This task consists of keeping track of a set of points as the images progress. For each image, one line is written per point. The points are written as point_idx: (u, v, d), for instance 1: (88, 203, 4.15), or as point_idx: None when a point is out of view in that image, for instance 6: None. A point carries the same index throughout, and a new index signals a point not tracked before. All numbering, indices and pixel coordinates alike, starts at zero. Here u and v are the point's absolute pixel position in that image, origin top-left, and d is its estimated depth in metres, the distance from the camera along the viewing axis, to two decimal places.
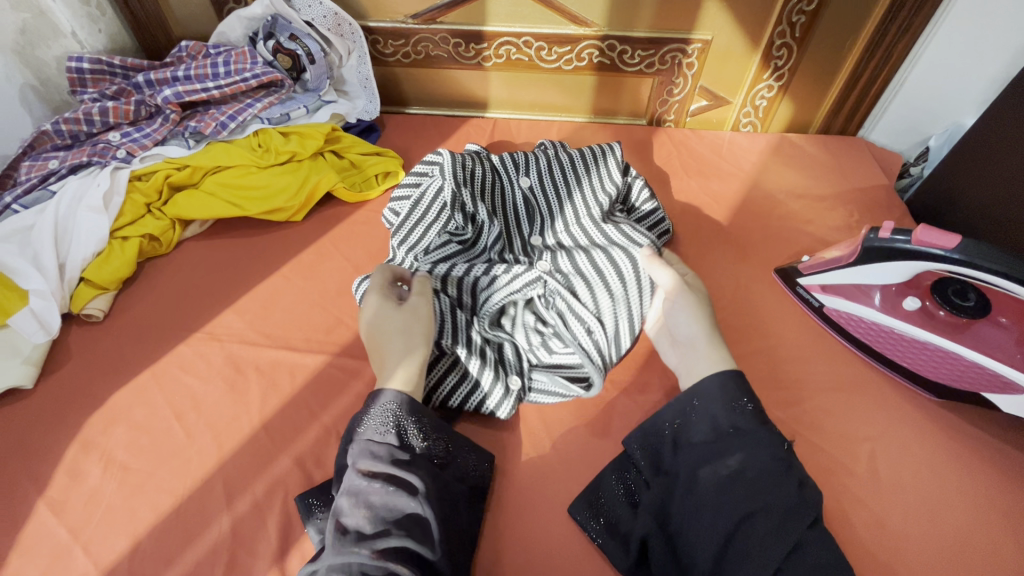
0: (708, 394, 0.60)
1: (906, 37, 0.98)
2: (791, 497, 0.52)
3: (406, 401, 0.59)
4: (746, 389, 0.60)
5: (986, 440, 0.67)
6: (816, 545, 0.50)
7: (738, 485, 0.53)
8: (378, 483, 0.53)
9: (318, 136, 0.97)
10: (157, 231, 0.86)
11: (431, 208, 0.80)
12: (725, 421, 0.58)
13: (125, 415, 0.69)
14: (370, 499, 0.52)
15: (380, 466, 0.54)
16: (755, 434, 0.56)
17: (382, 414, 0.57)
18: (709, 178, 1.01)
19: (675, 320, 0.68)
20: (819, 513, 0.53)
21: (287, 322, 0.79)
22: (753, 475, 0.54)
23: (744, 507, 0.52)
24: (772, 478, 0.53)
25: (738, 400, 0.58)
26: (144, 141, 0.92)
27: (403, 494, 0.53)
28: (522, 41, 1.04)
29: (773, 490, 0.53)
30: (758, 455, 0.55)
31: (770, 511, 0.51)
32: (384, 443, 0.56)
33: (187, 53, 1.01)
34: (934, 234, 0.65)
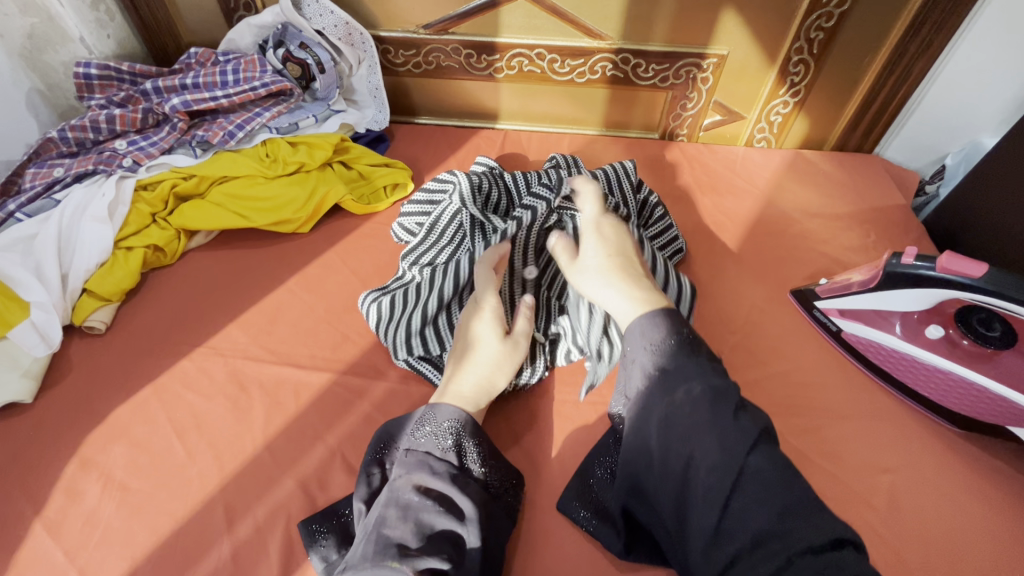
0: (630, 340, 0.52)
1: (924, 58, 0.97)
2: (726, 424, 0.44)
3: (469, 422, 0.58)
4: (675, 325, 0.52)
5: (1008, 473, 0.64)
6: (763, 468, 0.42)
7: (674, 425, 0.46)
8: (431, 502, 0.53)
9: (327, 147, 0.95)
10: (162, 242, 0.84)
11: (446, 233, 0.79)
12: (649, 363, 0.50)
13: (125, 433, 0.67)
14: (420, 515, 0.52)
15: (436, 483, 0.54)
16: (681, 367, 0.48)
17: (445, 430, 0.57)
18: (722, 195, 1.00)
19: (579, 276, 0.62)
20: (766, 429, 0.45)
21: (292, 338, 0.77)
22: (685, 410, 0.46)
23: (682, 452, 0.45)
24: (704, 413, 0.45)
25: (660, 338, 0.51)
26: (150, 149, 0.91)
27: (453, 517, 0.53)
28: (535, 53, 1.03)
29: (705, 421, 0.45)
30: (688, 386, 0.47)
31: (706, 451, 0.44)
32: (444, 460, 0.56)
33: (196, 60, 1.00)
34: (958, 261, 0.63)
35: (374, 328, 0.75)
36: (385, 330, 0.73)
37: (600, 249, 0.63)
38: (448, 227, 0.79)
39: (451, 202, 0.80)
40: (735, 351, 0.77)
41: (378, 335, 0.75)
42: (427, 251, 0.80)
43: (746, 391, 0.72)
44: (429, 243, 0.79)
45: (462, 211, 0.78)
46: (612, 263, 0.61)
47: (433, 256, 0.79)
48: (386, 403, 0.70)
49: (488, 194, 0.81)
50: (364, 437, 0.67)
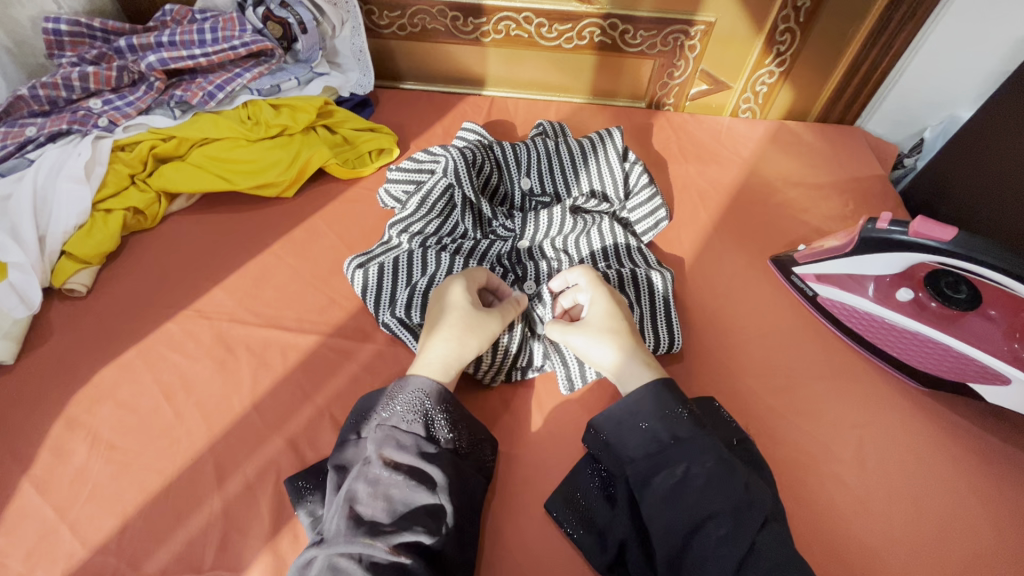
0: (646, 400, 0.58)
1: (907, 29, 0.98)
2: (738, 500, 0.51)
3: (440, 392, 0.59)
4: (681, 394, 0.59)
5: (968, 428, 0.68)
6: (772, 547, 0.49)
7: (686, 496, 0.52)
8: (401, 476, 0.54)
9: (310, 110, 0.93)
10: (142, 205, 0.83)
11: (435, 207, 0.80)
12: (666, 431, 0.56)
13: (111, 393, 0.67)
14: (390, 491, 0.53)
15: (405, 458, 0.55)
16: (695, 440, 0.55)
17: (412, 404, 0.58)
18: (707, 163, 1.01)
19: (583, 337, 0.64)
20: (772, 513, 0.51)
21: (278, 301, 0.77)
22: (700, 484, 0.53)
23: (694, 517, 0.51)
24: (717, 486, 0.52)
25: (670, 408, 0.57)
26: (127, 109, 0.88)
27: (424, 489, 0.54)
28: (522, 16, 1.01)
29: (721, 495, 0.52)
30: (702, 459, 0.54)
31: (720, 517, 0.51)
32: (411, 434, 0.56)
33: (171, 18, 0.97)
34: (931, 226, 0.65)
35: (361, 297, 0.75)
36: (374, 304, 0.73)
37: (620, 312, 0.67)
38: (438, 200, 0.81)
39: (441, 178, 0.81)
40: (717, 315, 0.79)
41: (366, 304, 0.74)
42: (414, 218, 0.80)
43: (723, 354, 0.75)
44: (418, 214, 0.80)
45: (455, 187, 0.80)
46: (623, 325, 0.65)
47: (421, 225, 0.80)
48: (373, 365, 0.71)
49: (479, 169, 0.83)
50: (353, 398, 0.68)
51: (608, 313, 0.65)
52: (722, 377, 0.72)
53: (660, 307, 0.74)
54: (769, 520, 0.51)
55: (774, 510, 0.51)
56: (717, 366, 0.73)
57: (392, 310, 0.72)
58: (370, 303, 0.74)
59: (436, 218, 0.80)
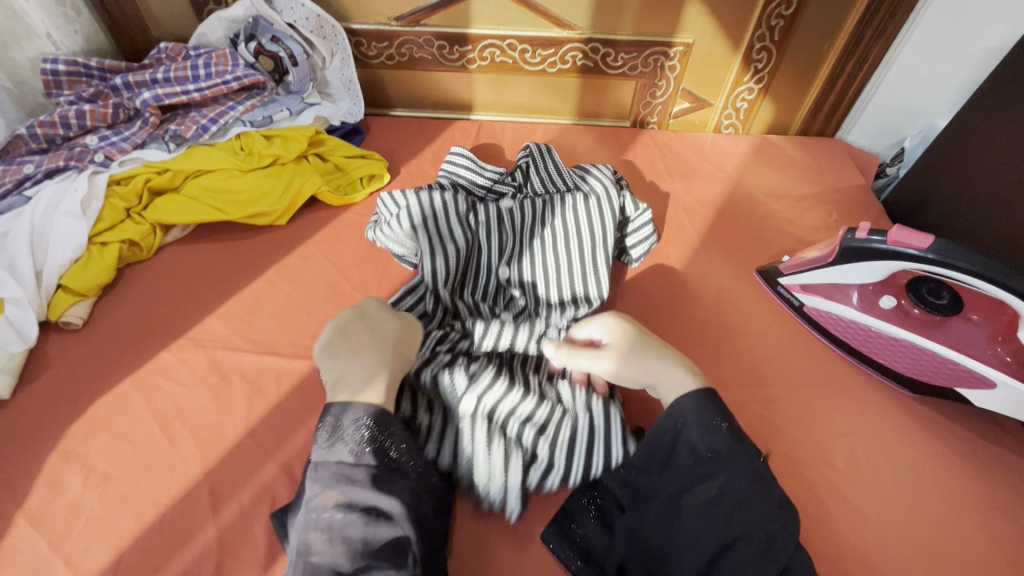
0: (686, 412, 0.55)
1: (881, 42, 1.00)
2: (772, 521, 0.51)
3: (379, 415, 0.55)
4: (726, 409, 0.56)
5: (957, 432, 0.69)
6: (804, 567, 0.50)
7: (719, 515, 0.51)
8: (355, 515, 0.50)
9: (301, 139, 0.96)
10: (138, 237, 0.85)
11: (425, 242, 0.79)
12: (703, 445, 0.54)
13: (107, 424, 0.68)
14: (344, 532, 0.49)
15: (357, 493, 0.51)
16: (737, 458, 0.53)
17: (352, 432, 0.53)
18: (692, 179, 1.03)
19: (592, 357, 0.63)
20: (799, 534, 0.52)
21: (271, 327, 0.78)
22: (735, 503, 0.51)
23: (725, 536, 0.51)
24: (753, 507, 0.51)
25: (711, 421, 0.54)
26: (123, 144, 0.90)
27: (382, 522, 0.50)
28: (506, 43, 1.04)
29: (754, 516, 0.51)
30: (739, 479, 0.52)
31: (753, 537, 0.50)
32: (358, 465, 0.52)
33: (167, 55, 1.00)
34: (908, 234, 0.67)
35: None
36: None
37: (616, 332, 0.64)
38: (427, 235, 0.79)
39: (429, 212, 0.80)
40: (705, 328, 0.80)
41: None
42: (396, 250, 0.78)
43: (713, 365, 0.75)
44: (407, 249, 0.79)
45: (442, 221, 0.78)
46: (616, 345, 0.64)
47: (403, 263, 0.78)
48: None
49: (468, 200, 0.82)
50: None
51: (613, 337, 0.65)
52: (713, 389, 0.73)
53: None
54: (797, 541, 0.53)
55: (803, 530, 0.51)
56: (707, 378, 0.74)
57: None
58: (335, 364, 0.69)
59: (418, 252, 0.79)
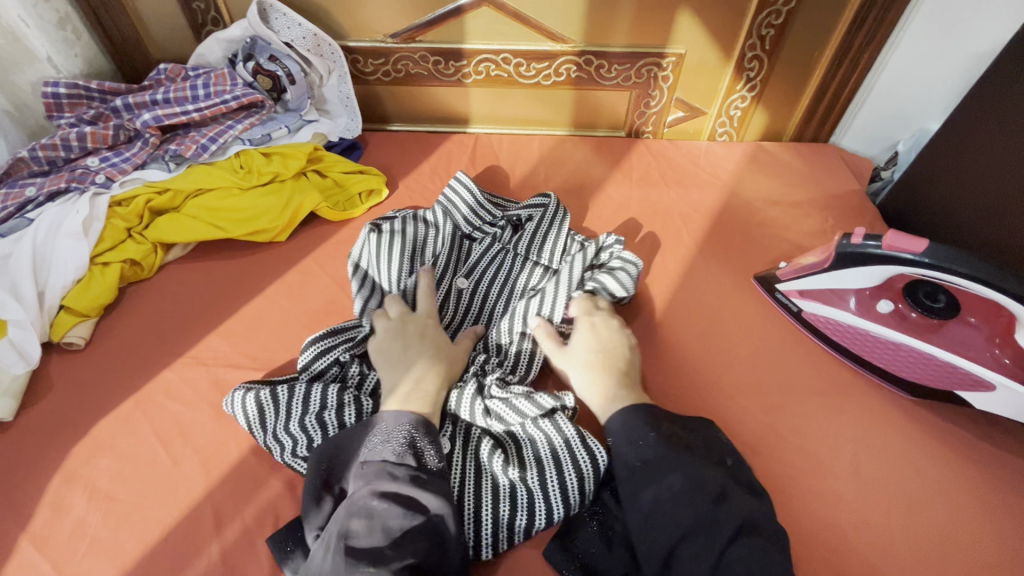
0: (614, 428, 0.61)
1: (868, 51, 1.03)
2: (704, 513, 0.52)
3: (422, 423, 0.59)
4: (654, 419, 0.61)
5: (959, 434, 0.69)
6: (742, 558, 0.49)
7: (658, 519, 0.53)
8: (396, 506, 0.51)
9: (300, 156, 0.97)
10: (139, 256, 0.85)
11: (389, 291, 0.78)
12: (633, 455, 0.58)
13: (110, 444, 0.68)
14: (384, 521, 0.50)
15: (396, 487, 0.52)
16: (662, 459, 0.56)
17: (399, 434, 0.57)
18: (688, 187, 1.04)
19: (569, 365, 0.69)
20: (744, 522, 0.51)
21: (273, 344, 0.78)
22: (665, 506, 0.54)
23: (669, 537, 0.52)
24: (685, 505, 0.53)
25: (640, 432, 0.59)
26: (123, 165, 0.91)
27: (418, 515, 0.51)
28: (500, 57, 1.06)
29: (685, 513, 0.52)
30: (669, 482, 0.55)
31: (692, 537, 0.51)
32: (401, 464, 0.54)
33: (166, 76, 1.01)
34: (903, 239, 0.68)
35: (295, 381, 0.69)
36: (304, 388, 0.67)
37: (585, 342, 0.70)
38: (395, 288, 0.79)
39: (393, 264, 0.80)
40: (705, 335, 0.80)
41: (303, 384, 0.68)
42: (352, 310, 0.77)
43: (714, 372, 0.76)
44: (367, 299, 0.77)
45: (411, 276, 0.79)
46: (611, 362, 0.68)
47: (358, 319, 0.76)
48: None
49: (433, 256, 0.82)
50: None
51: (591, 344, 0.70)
52: (714, 397, 0.73)
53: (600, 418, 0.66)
54: (745, 530, 0.51)
55: (744, 519, 0.51)
56: (708, 386, 0.74)
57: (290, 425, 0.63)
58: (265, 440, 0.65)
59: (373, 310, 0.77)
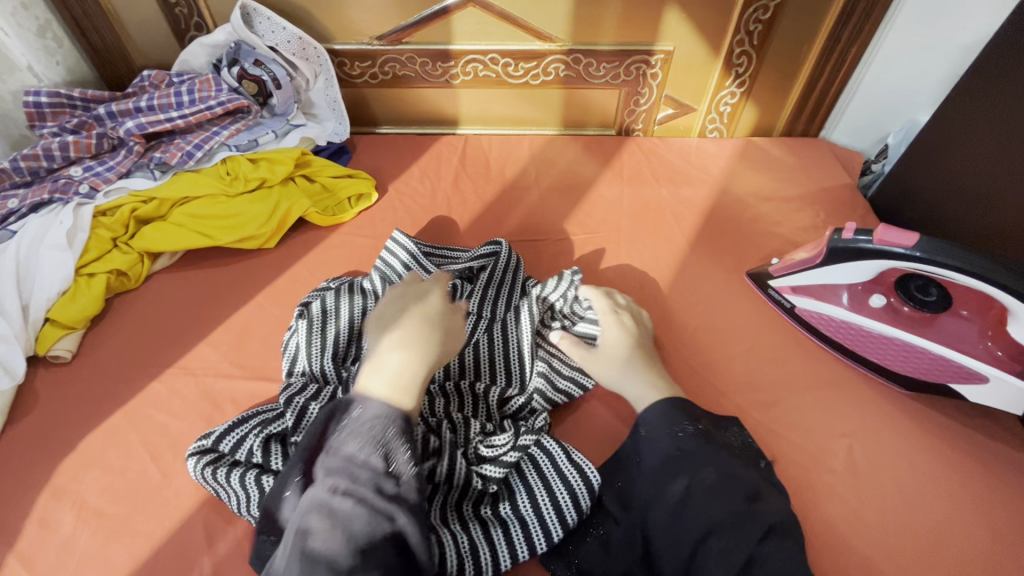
0: (651, 419, 0.62)
1: (854, 49, 1.03)
2: (738, 510, 0.53)
3: (399, 418, 0.53)
4: (692, 414, 0.61)
5: (954, 427, 0.69)
6: (774, 557, 0.50)
7: (688, 510, 0.55)
8: (363, 510, 0.47)
9: (287, 161, 0.95)
10: (126, 266, 0.84)
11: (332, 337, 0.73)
12: (671, 443, 0.59)
13: (98, 459, 0.67)
14: (349, 525, 0.46)
15: (363, 492, 0.47)
16: (696, 455, 0.57)
17: (370, 429, 0.51)
18: (679, 185, 1.03)
19: (594, 357, 0.70)
20: (777, 523, 0.52)
21: (263, 352, 0.78)
22: (697, 496, 0.55)
23: (698, 528, 0.53)
24: (718, 496, 0.54)
25: (676, 425, 0.60)
26: (107, 174, 0.90)
27: (385, 524, 0.47)
28: (488, 57, 1.05)
29: (721, 506, 0.53)
30: (703, 472, 0.56)
31: (721, 529, 0.52)
32: (370, 467, 0.49)
33: (150, 83, 1.01)
34: (894, 233, 0.68)
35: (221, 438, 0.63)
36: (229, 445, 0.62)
37: (615, 336, 0.71)
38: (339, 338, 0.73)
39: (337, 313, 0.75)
40: (699, 334, 0.80)
41: (224, 444, 0.63)
42: (309, 359, 0.72)
43: (709, 371, 0.75)
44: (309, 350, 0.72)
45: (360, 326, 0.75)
46: (623, 349, 0.69)
47: (318, 367, 0.72)
48: None
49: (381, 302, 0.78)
50: None
51: (616, 335, 0.71)
52: (709, 396, 0.72)
53: (560, 451, 0.63)
54: (778, 529, 0.52)
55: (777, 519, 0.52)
56: (703, 385, 0.74)
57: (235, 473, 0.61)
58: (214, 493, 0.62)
59: (335, 360, 0.72)
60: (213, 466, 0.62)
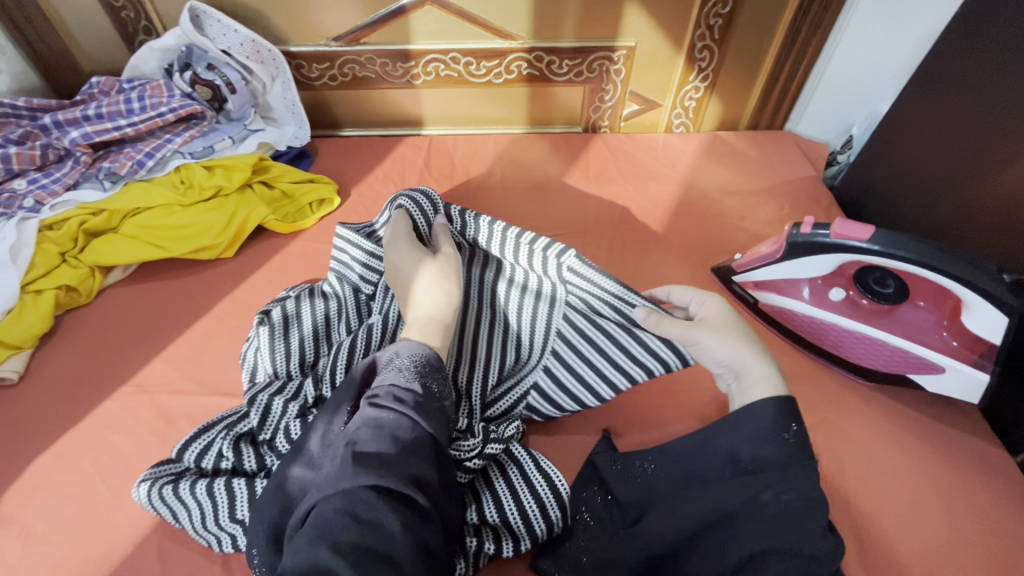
0: (748, 414, 0.52)
1: (816, 37, 1.02)
2: (812, 543, 0.45)
3: (429, 358, 0.53)
4: (793, 417, 0.51)
5: (915, 417, 0.70)
6: None
7: (749, 524, 0.47)
8: (401, 421, 0.47)
9: (243, 168, 0.93)
10: (75, 281, 0.81)
11: (294, 341, 0.72)
12: (748, 453, 0.50)
13: (46, 484, 0.65)
14: (394, 431, 0.46)
15: (400, 407, 0.48)
16: (790, 470, 0.48)
17: (409, 361, 0.52)
18: (645, 181, 1.03)
19: (710, 333, 0.58)
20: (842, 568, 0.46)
21: (220, 366, 0.75)
22: (770, 511, 0.46)
23: (754, 548, 0.45)
24: (796, 522, 0.46)
25: (787, 428, 0.50)
26: (53, 186, 0.86)
27: (420, 441, 0.47)
28: (449, 57, 1.03)
29: (791, 534, 0.45)
30: (788, 492, 0.47)
31: (784, 555, 0.45)
32: (409, 390, 0.49)
33: (99, 90, 0.97)
34: (850, 227, 0.68)
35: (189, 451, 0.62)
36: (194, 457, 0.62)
37: (719, 312, 0.61)
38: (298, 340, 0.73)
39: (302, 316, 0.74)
40: None
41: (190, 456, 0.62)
42: (271, 365, 0.70)
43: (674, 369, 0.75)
44: (270, 353, 0.71)
45: (324, 327, 0.74)
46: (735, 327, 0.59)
47: (280, 373, 0.70)
48: None
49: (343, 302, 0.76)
50: None
51: (721, 312, 0.61)
52: (673, 395, 0.72)
53: (529, 464, 0.62)
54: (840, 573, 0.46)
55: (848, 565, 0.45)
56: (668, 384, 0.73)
57: (199, 485, 0.60)
58: (166, 514, 0.59)
59: (298, 365, 0.71)
60: (172, 484, 0.60)
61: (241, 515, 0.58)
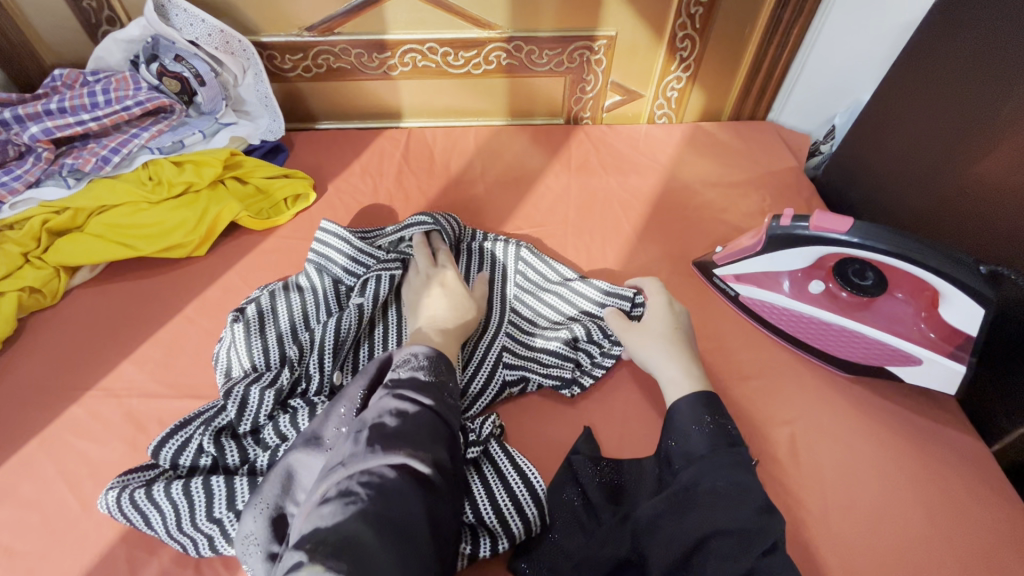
0: (683, 408, 0.59)
1: (797, 28, 1.02)
2: (748, 521, 0.48)
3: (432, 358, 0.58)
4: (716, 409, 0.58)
5: (893, 408, 0.70)
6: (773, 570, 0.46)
7: (690, 509, 0.51)
8: (409, 407, 0.52)
9: (215, 163, 0.90)
10: (39, 283, 0.78)
11: (270, 336, 0.70)
12: (698, 446, 0.55)
13: (9, 493, 0.63)
14: (407, 416, 0.51)
15: (413, 396, 0.53)
16: (712, 458, 0.54)
17: (420, 360, 0.57)
18: (627, 173, 1.02)
19: (646, 340, 0.67)
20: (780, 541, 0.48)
21: (192, 368, 0.74)
22: (705, 494, 0.51)
23: (697, 531, 0.49)
24: (726, 500, 0.50)
25: (709, 415, 0.57)
26: (13, 184, 0.83)
27: (427, 423, 0.52)
28: (426, 47, 1.01)
29: (727, 514, 0.49)
30: (715, 474, 0.52)
31: (724, 533, 0.48)
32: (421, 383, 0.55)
33: (62, 82, 0.93)
34: (828, 220, 0.68)
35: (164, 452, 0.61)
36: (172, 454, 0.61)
37: (663, 316, 0.70)
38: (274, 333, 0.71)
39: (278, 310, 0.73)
40: None
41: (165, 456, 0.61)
42: (245, 363, 0.69)
43: None
44: (245, 349, 0.69)
45: (301, 319, 0.72)
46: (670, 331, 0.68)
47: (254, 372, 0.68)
48: None
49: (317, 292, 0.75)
50: None
51: (664, 316, 0.70)
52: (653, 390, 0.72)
53: (506, 462, 0.62)
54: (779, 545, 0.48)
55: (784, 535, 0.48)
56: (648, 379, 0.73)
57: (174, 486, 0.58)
58: (136, 520, 0.58)
59: (274, 360, 0.69)
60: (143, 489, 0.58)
61: (219, 514, 0.56)
